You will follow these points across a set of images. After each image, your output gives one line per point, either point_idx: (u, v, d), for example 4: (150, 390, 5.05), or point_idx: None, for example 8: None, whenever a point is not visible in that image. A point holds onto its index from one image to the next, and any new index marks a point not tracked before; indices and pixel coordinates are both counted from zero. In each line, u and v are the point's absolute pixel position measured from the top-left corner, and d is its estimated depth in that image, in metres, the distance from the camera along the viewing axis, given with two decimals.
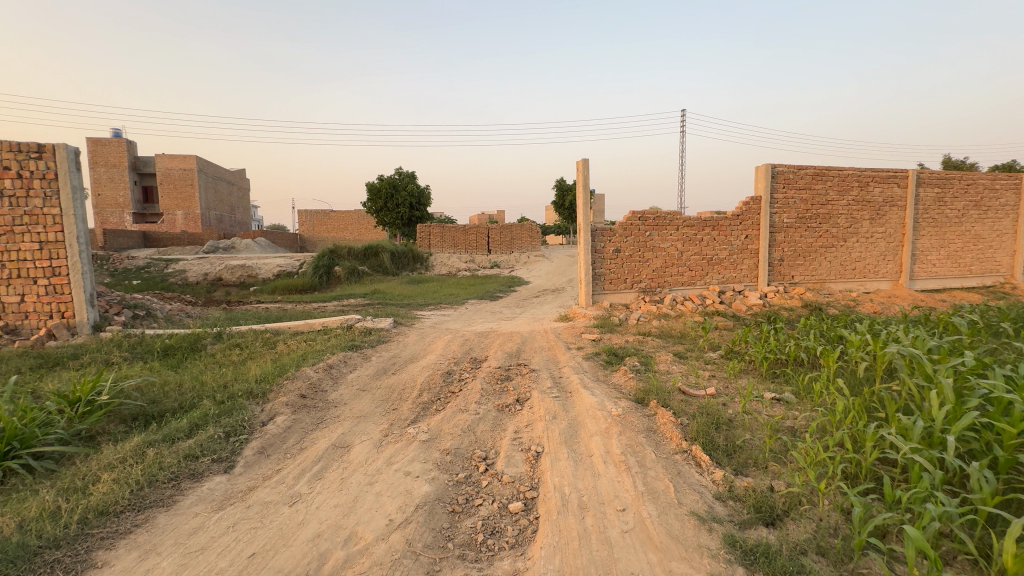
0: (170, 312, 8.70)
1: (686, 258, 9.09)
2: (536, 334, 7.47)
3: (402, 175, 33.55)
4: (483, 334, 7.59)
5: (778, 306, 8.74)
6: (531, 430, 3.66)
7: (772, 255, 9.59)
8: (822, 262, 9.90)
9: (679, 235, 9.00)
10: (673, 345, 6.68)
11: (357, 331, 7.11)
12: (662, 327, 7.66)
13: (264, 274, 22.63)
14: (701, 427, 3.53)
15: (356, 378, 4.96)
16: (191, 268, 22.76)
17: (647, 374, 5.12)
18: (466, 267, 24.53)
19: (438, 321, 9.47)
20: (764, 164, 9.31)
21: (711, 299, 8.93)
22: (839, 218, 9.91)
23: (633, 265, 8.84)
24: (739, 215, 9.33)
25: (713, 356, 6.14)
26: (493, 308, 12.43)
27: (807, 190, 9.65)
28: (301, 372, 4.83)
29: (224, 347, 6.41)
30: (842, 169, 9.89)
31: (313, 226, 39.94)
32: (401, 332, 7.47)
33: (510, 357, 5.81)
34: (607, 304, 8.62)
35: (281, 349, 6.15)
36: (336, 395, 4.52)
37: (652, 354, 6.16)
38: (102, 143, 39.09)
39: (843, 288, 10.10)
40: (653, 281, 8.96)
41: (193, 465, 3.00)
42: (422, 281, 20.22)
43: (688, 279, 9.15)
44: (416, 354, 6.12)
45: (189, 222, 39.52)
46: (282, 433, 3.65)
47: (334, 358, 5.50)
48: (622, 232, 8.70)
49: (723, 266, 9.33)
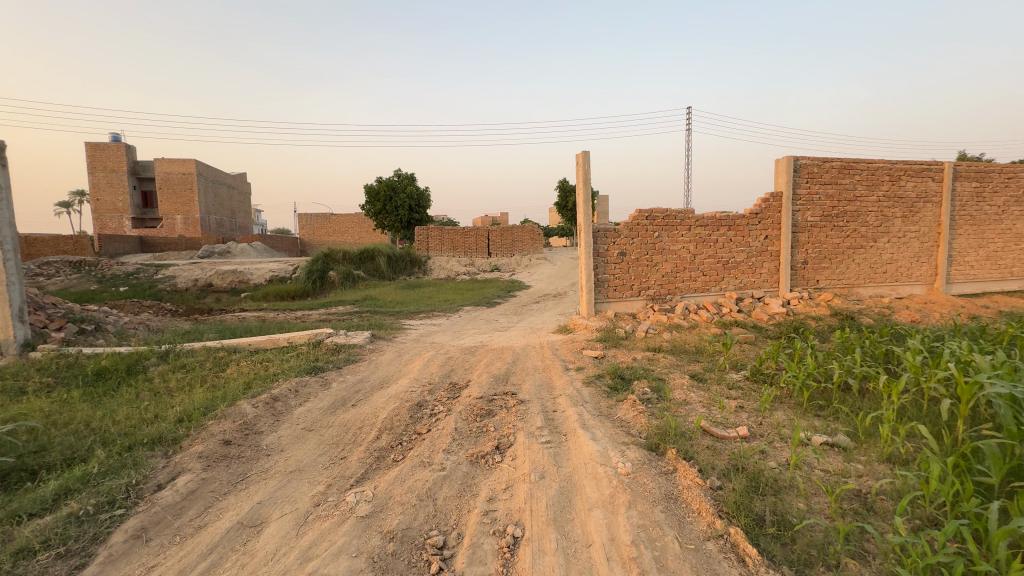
0: (127, 325, 7.83)
1: (700, 261, 8.16)
2: (530, 350, 6.55)
3: (401, 176, 32.76)
4: (471, 349, 6.68)
5: (803, 316, 7.81)
6: (509, 497, 2.75)
7: (796, 258, 8.63)
8: (850, 265, 8.94)
9: (691, 236, 8.07)
10: (689, 364, 5.74)
11: (325, 349, 6.21)
12: (675, 341, 6.73)
13: (256, 279, 21.87)
14: (739, 496, 2.60)
15: (305, 415, 4.05)
16: (181, 275, 22.03)
17: (660, 407, 4.18)
18: (466, 271, 23.69)
19: (426, 333, 8.58)
20: (786, 156, 8.37)
21: (729, 308, 7.98)
22: (869, 216, 8.95)
23: (640, 270, 7.91)
24: (758, 213, 8.39)
25: (738, 380, 5.20)
26: (489, 317, 11.51)
27: (833, 185, 8.70)
28: (236, 408, 3.93)
29: (167, 371, 5.49)
30: (871, 162, 8.93)
31: (313, 230, 39.35)
32: (378, 349, 6.57)
33: (496, 383, 4.88)
34: (612, 314, 7.70)
35: (230, 373, 5.23)
36: (272, 439, 3.61)
37: (665, 377, 5.20)
38: (99, 147, 38.63)
39: (872, 293, 9.13)
40: (663, 288, 8.04)
41: (18, 571, 2.11)
42: (418, 286, 19.36)
43: (701, 285, 8.21)
44: (387, 379, 5.21)
45: (187, 227, 38.94)
46: (179, 503, 2.74)
47: (287, 385, 4.57)
48: (628, 233, 7.78)
49: (741, 270, 8.38)
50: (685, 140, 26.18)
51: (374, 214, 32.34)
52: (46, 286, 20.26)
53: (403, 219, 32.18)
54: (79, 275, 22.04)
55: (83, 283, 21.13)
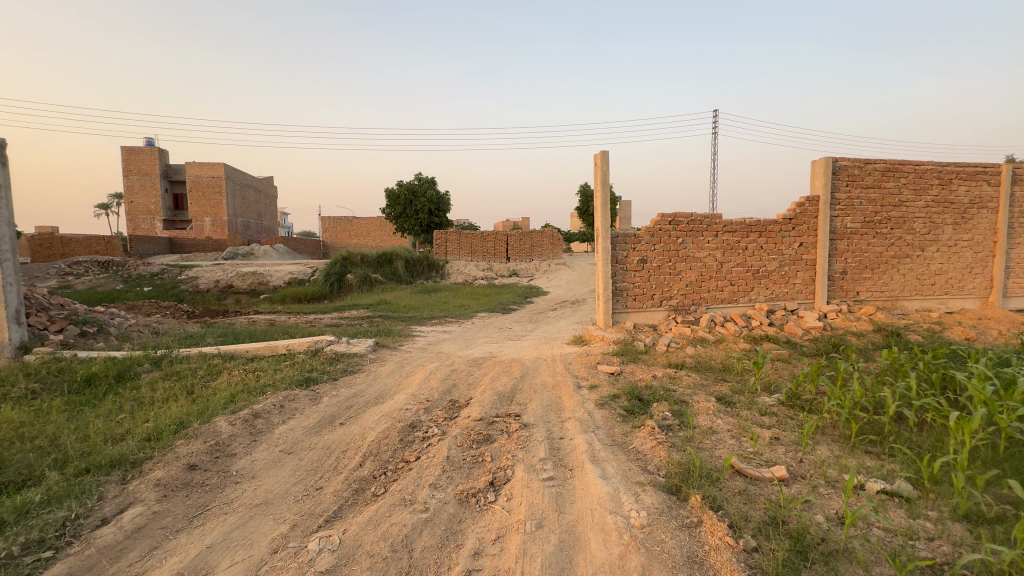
0: (131, 328, 7.68)
1: (727, 270, 7.57)
2: (541, 363, 6.10)
3: (422, 180, 32.76)
4: (477, 361, 6.25)
5: (841, 331, 7.16)
6: (499, 552, 2.30)
7: (833, 267, 7.95)
8: (894, 276, 8.22)
9: (718, 243, 7.49)
10: (715, 384, 5.20)
11: (323, 358, 5.87)
12: (699, 358, 6.18)
13: (276, 281, 21.99)
14: (781, 566, 2.10)
15: (286, 435, 3.69)
16: (203, 276, 22.33)
17: (682, 437, 3.67)
18: (484, 276, 23.36)
19: (435, 341, 8.20)
20: (824, 157, 7.72)
21: (759, 321, 7.38)
22: (915, 222, 8.22)
23: (663, 279, 7.37)
24: (792, 218, 7.76)
25: (771, 405, 4.63)
26: (503, 324, 11.09)
27: (876, 189, 8.01)
28: (210, 426, 3.59)
29: (157, 378, 5.24)
30: (919, 164, 8.20)
31: (336, 233, 39.80)
32: (380, 358, 6.21)
33: (499, 402, 4.45)
34: (631, 325, 7.18)
35: (219, 382, 4.93)
36: (244, 464, 3.25)
37: (689, 399, 4.68)
38: (133, 151, 39.85)
39: (918, 307, 8.37)
40: (687, 298, 7.48)
41: None
42: (433, 290, 19.09)
43: (728, 295, 7.62)
44: (383, 393, 4.82)
45: (214, 229, 39.78)
46: (119, 543, 2.38)
47: (273, 399, 4.23)
48: (649, 239, 7.26)
49: (772, 280, 7.76)
50: (711, 144, 25.34)
51: (395, 217, 32.36)
52: (74, 286, 20.76)
53: (423, 223, 32.11)
54: (107, 275, 22.57)
55: (110, 282, 21.61)
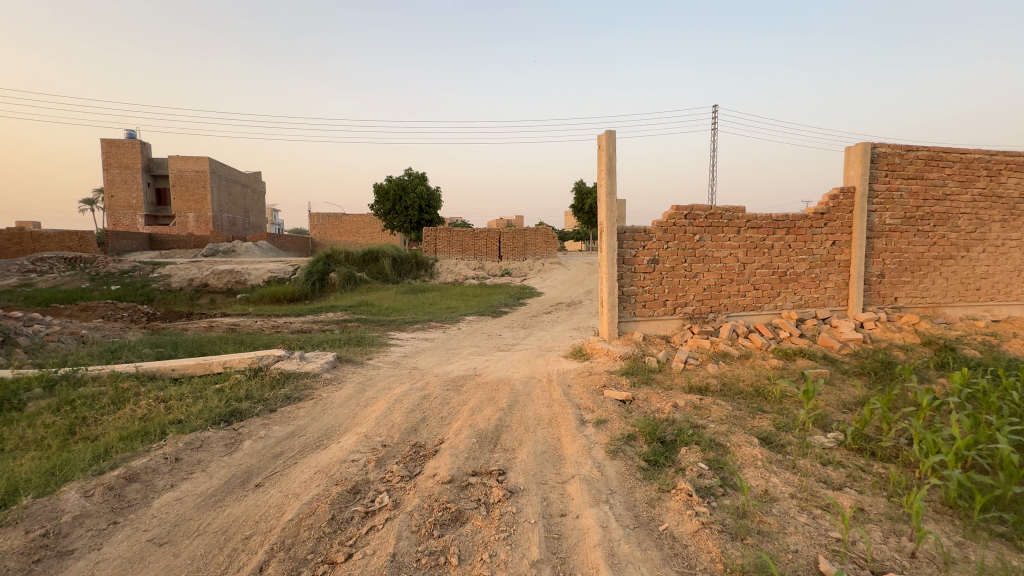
0: (50, 337, 6.46)
1: (751, 272, 6.53)
2: (534, 386, 5.00)
3: (412, 176, 31.57)
4: (456, 382, 5.15)
5: (884, 345, 6.15)
6: None
7: (870, 269, 6.93)
8: (935, 279, 7.22)
9: (740, 241, 6.45)
10: (752, 417, 4.14)
11: (263, 381, 4.72)
12: (724, 380, 5.13)
13: (254, 280, 20.71)
14: None
15: (165, 512, 2.55)
16: (177, 274, 21.02)
17: (734, 513, 2.60)
18: (476, 275, 22.25)
19: (412, 354, 7.08)
20: (862, 142, 6.70)
21: (787, 332, 6.35)
22: (960, 218, 7.23)
23: (677, 283, 6.30)
24: (825, 213, 6.73)
25: (831, 450, 3.58)
26: (493, 330, 9.97)
27: (917, 180, 7.01)
28: (48, 504, 2.43)
29: (43, 407, 4.07)
30: (965, 151, 7.20)
31: (325, 230, 38.62)
32: (337, 379, 5.07)
33: (478, 450, 3.34)
34: (640, 337, 6.11)
35: (114, 417, 3.78)
36: (76, 571, 2.10)
37: (724, 440, 3.61)
38: (113, 143, 38.20)
39: (961, 315, 7.38)
40: (704, 304, 6.42)
41: None
42: (421, 291, 17.95)
43: (752, 302, 6.57)
44: (328, 433, 3.69)
45: (198, 225, 38.25)
46: None
47: (167, 449, 3.09)
48: (660, 236, 6.20)
49: (801, 284, 6.72)
50: (709, 139, 24.48)
51: (384, 214, 31.09)
52: (36, 284, 19.37)
53: (413, 220, 30.89)
54: (74, 272, 21.18)
55: (75, 281, 20.25)
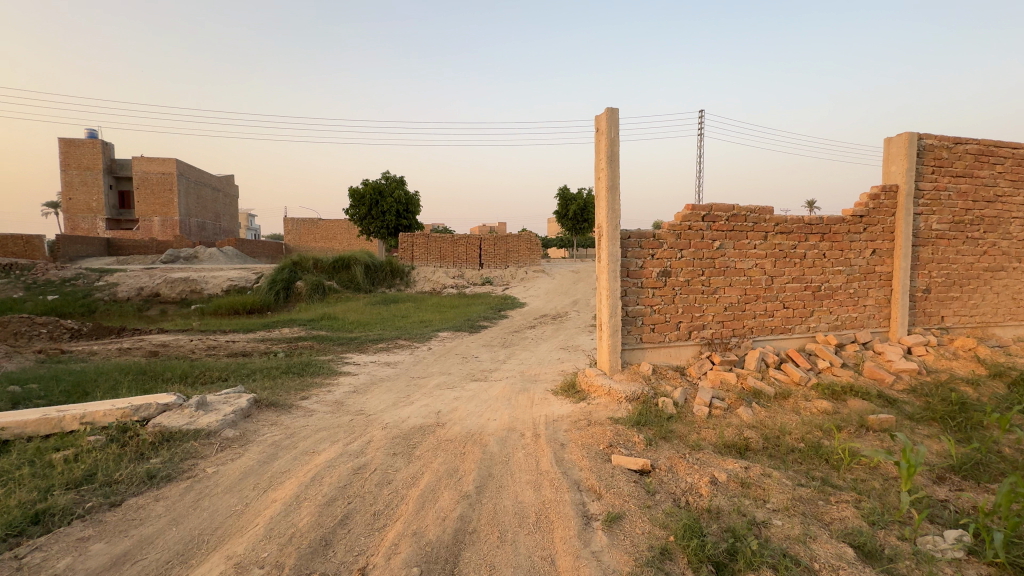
0: None
1: (779, 287, 5.34)
2: (516, 445, 3.66)
3: (390, 179, 30.06)
4: (408, 439, 3.77)
5: (946, 377, 5.00)
6: None
7: (915, 283, 5.82)
8: (986, 295, 6.16)
9: (767, 249, 5.26)
10: (826, 502, 2.89)
11: (125, 448, 3.27)
12: (765, 433, 3.87)
13: (212, 289, 18.93)
14: None
15: None
16: (126, 283, 19.13)
17: None
18: (455, 284, 20.87)
19: (363, 388, 5.64)
20: (906, 131, 5.60)
21: (827, 361, 5.16)
22: (1012, 223, 6.19)
23: (692, 300, 5.07)
24: (865, 215, 5.60)
25: (967, 572, 2.34)
26: (468, 351, 8.58)
27: (966, 179, 5.94)
28: None
29: None
30: (1018, 146, 6.16)
31: (299, 236, 36.86)
32: (243, 439, 3.65)
33: None
34: (649, 370, 4.84)
35: None
36: None
37: (809, 560, 2.33)
38: (71, 143, 35.82)
39: (1013, 337, 6.33)
40: (725, 327, 5.21)
41: None
42: (394, 301, 16.52)
43: (780, 323, 5.38)
44: (181, 557, 2.29)
45: (162, 229, 35.98)
46: None
47: None
48: (672, 242, 4.97)
49: (838, 301, 5.57)
50: (696, 144, 23.77)
51: (359, 219, 29.42)
52: None
53: (390, 225, 29.32)
54: (7, 281, 18.99)
55: (7, 291, 18.12)
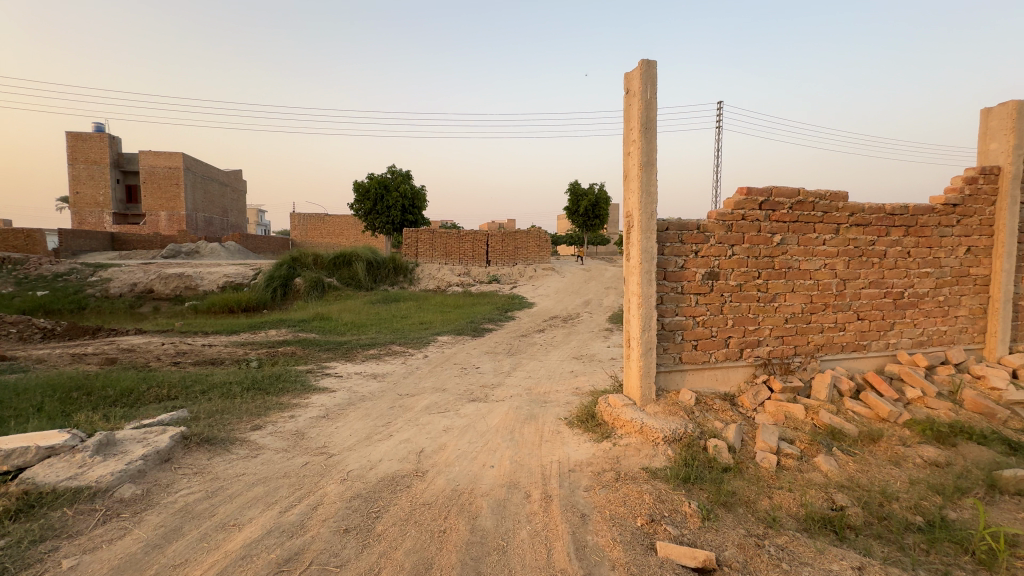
0: None
1: (853, 292, 4.24)
2: (520, 515, 2.61)
3: (395, 173, 29.18)
4: (372, 502, 2.74)
5: None
6: None
7: (1018, 289, 4.69)
8: None
9: (839, 245, 4.17)
10: None
11: None
12: (864, 499, 2.80)
13: (206, 286, 18.08)
14: None
15: None
16: (119, 278, 18.37)
17: None
18: (460, 282, 19.88)
19: (336, 413, 4.62)
20: (1012, 100, 4.47)
21: (916, 388, 4.07)
22: None
23: (745, 311, 4.00)
24: (959, 204, 4.47)
25: None
26: (468, 360, 7.53)
27: None
28: None
29: None
30: None
31: (305, 231, 36.19)
32: (143, 502, 2.64)
33: None
34: (691, 399, 3.78)
35: None
36: None
37: None
38: (77, 136, 35.32)
39: None
40: (785, 343, 4.13)
41: None
42: (395, 300, 15.55)
43: (854, 339, 4.29)
44: None
45: (167, 224, 35.44)
46: None
47: None
48: (721, 236, 3.90)
49: (924, 312, 4.46)
50: (714, 138, 22.52)
51: (364, 214, 28.51)
52: None
53: (396, 221, 28.40)
54: None
55: None
